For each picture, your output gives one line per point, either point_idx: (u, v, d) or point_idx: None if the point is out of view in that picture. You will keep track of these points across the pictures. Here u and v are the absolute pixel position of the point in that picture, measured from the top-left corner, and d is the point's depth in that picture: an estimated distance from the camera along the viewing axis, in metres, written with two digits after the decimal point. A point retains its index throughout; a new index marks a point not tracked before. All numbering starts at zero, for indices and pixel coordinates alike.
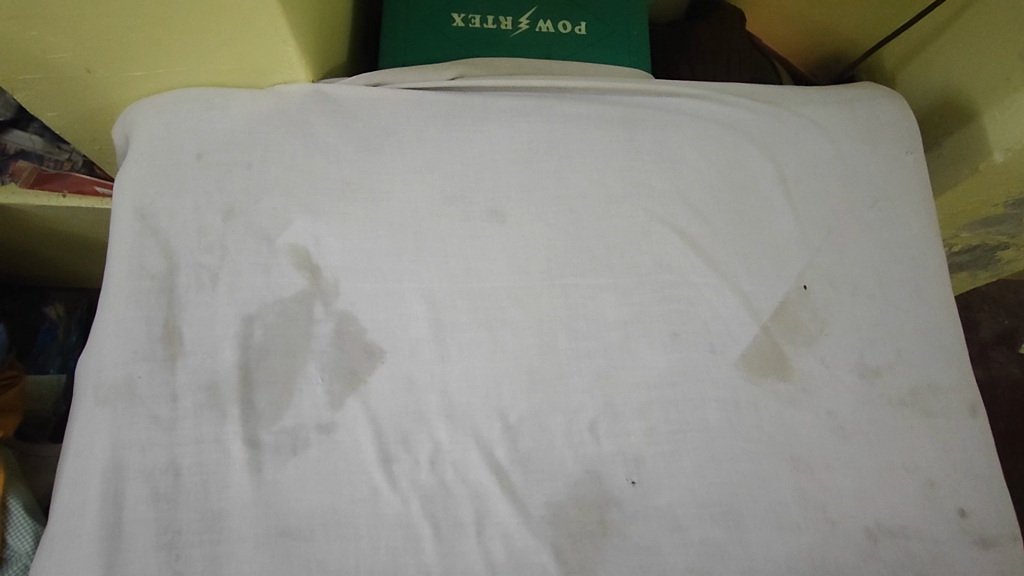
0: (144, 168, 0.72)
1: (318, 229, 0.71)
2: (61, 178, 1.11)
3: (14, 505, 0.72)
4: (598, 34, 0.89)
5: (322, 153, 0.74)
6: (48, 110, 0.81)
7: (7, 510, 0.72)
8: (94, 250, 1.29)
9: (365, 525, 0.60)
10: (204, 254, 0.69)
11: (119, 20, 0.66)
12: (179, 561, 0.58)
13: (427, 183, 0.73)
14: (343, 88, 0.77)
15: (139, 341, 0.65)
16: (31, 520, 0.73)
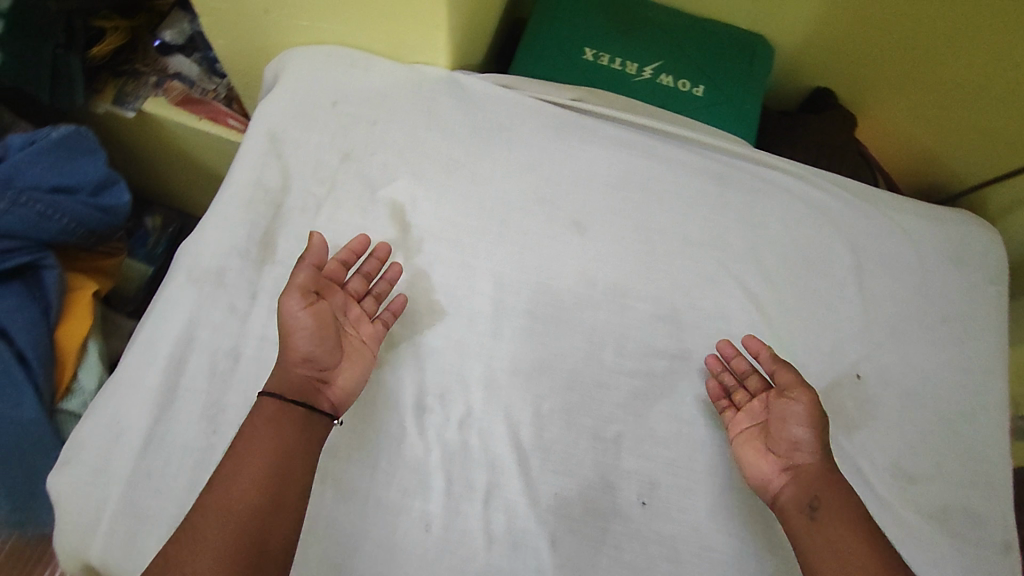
0: (286, 101, 0.81)
1: (418, 192, 0.77)
2: (204, 104, 1.26)
3: (92, 348, 0.79)
4: (714, 99, 0.93)
5: (440, 131, 0.80)
6: (220, 37, 0.93)
7: (85, 350, 0.78)
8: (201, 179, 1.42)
9: (384, 458, 0.63)
10: (316, 185, 0.77)
11: None
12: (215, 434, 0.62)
13: (525, 180, 0.78)
14: (474, 82, 0.82)
15: (239, 240, 0.72)
16: (100, 366, 0.79)
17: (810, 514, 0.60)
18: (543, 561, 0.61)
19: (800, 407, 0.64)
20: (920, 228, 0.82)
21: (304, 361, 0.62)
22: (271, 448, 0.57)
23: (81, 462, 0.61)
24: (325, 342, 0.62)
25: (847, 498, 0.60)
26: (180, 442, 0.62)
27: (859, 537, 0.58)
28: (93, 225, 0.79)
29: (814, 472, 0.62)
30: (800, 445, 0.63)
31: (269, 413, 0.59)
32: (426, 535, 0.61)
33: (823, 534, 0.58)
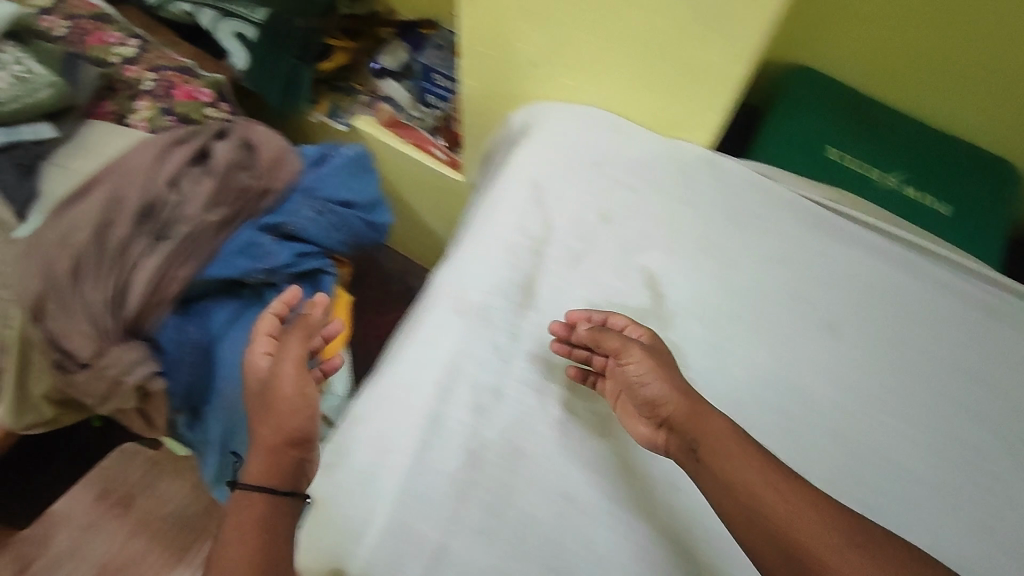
0: (548, 154, 0.85)
1: (673, 265, 0.78)
2: (409, 130, 1.32)
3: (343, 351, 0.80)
4: (960, 220, 0.90)
5: (699, 212, 0.80)
6: (474, 80, 0.98)
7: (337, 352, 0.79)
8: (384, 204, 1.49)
9: (631, 525, 0.64)
10: (576, 241, 0.78)
11: (596, 31, 0.79)
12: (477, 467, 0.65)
13: (780, 272, 0.78)
14: (735, 167, 0.83)
15: (502, 282, 0.74)
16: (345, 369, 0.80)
17: (697, 460, 0.59)
18: None
19: (634, 352, 0.65)
20: None
21: (296, 445, 0.65)
22: (257, 503, 0.61)
23: (354, 469, 0.64)
24: (291, 374, 0.68)
25: (746, 458, 0.57)
26: (444, 469, 0.65)
27: (782, 487, 0.55)
28: (360, 237, 0.93)
29: (679, 417, 0.61)
30: (660, 398, 0.62)
31: (241, 500, 0.61)
32: None
33: (732, 476, 0.56)
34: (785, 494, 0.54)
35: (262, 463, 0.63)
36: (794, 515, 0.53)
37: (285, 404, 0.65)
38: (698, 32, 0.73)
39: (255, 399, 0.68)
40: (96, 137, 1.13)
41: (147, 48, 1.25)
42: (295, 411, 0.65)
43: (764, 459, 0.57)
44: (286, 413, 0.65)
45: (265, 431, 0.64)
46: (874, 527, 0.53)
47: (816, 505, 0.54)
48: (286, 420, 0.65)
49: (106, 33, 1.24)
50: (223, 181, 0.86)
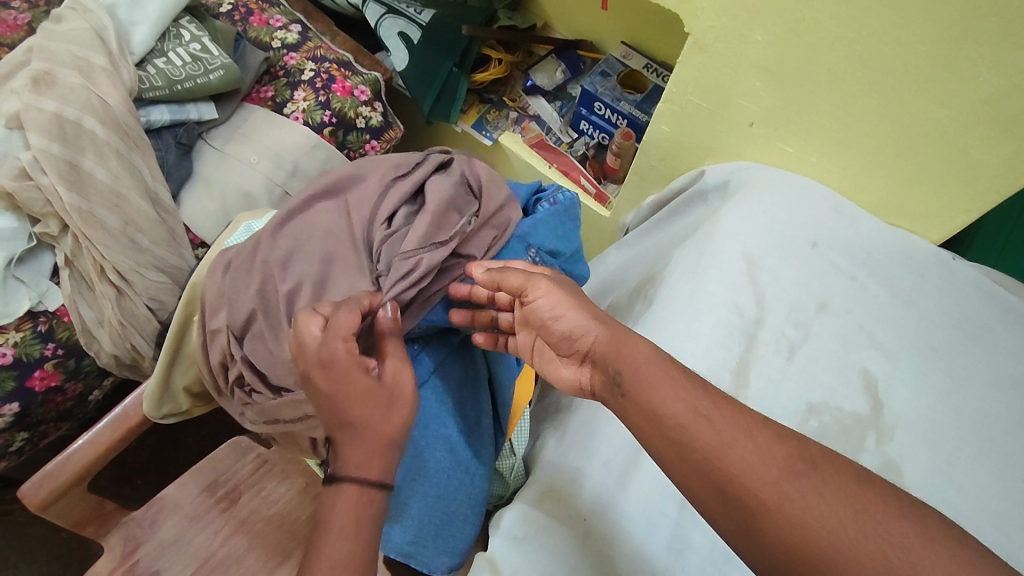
0: (763, 227, 0.80)
1: (893, 370, 0.72)
2: (556, 155, 1.27)
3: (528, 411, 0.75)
4: None
5: (923, 312, 0.75)
6: (671, 127, 0.95)
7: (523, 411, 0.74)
8: None
9: None
10: (791, 326, 0.73)
11: (850, 107, 0.76)
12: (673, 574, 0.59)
13: (1012, 397, 0.71)
14: (964, 267, 0.79)
15: (715, 362, 0.70)
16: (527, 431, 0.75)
17: (620, 396, 0.54)
18: None
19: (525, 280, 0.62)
20: None
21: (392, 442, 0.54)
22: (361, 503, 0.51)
23: (548, 545, 0.63)
24: (382, 392, 0.54)
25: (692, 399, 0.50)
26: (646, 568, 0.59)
27: (725, 420, 0.48)
28: None
29: (597, 348, 0.57)
30: (578, 330, 0.58)
31: (358, 491, 0.51)
32: None
33: (658, 408, 0.50)
34: (725, 424, 0.48)
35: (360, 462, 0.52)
36: (787, 476, 0.44)
37: (372, 399, 0.54)
38: (981, 135, 0.70)
39: (369, 398, 0.54)
40: (253, 122, 1.10)
41: (309, 35, 1.21)
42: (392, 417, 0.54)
43: (691, 390, 0.50)
44: (379, 416, 0.54)
45: (355, 435, 0.53)
46: (861, 471, 0.44)
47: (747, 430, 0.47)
48: (380, 425, 0.53)
49: (270, 16, 1.22)
50: (439, 222, 0.67)
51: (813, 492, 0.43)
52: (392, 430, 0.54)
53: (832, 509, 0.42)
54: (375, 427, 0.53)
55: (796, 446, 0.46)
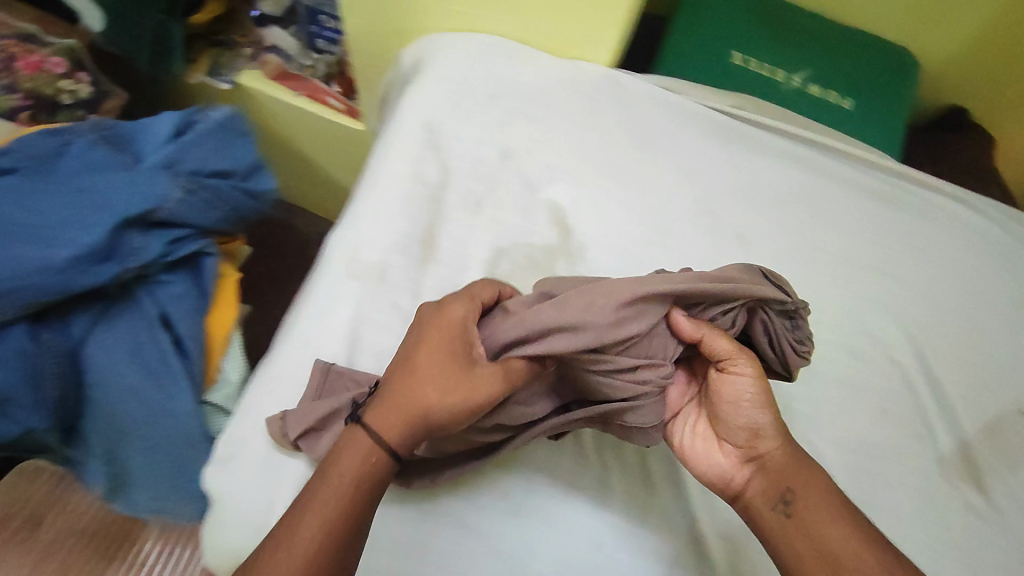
0: (442, 90, 0.78)
1: (577, 195, 0.74)
2: (300, 80, 1.21)
3: (236, 337, 0.73)
4: (862, 112, 0.90)
5: (600, 132, 0.77)
6: (358, 15, 0.90)
7: (231, 339, 0.72)
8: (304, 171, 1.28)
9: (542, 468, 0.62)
10: (475, 181, 0.74)
11: None
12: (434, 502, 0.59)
13: (688, 189, 0.76)
14: (636, 81, 0.80)
15: (402, 236, 0.70)
16: (242, 356, 0.74)
17: (784, 516, 0.56)
18: None
19: (772, 411, 0.58)
20: (952, 186, 0.81)
21: (440, 405, 0.51)
22: (369, 449, 0.51)
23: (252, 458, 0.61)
24: (451, 368, 0.51)
25: (801, 479, 0.56)
26: None
27: (851, 519, 0.54)
28: (244, 211, 0.73)
29: (776, 460, 0.57)
30: (756, 429, 0.58)
31: (367, 455, 0.51)
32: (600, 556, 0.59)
33: (823, 539, 0.53)
34: (828, 513, 0.55)
35: (404, 428, 0.51)
36: (861, 556, 0.52)
37: (439, 374, 0.51)
38: None
39: (447, 365, 0.52)
40: None
41: None
42: (444, 398, 0.51)
43: (801, 474, 0.57)
44: (427, 382, 0.51)
45: (400, 386, 0.52)
46: None
47: (807, 505, 0.55)
48: (418, 392, 0.51)
49: None
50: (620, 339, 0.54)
51: (830, 534, 0.53)
52: (430, 409, 0.51)
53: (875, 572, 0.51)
54: (424, 390, 0.51)
55: (834, 499, 0.55)
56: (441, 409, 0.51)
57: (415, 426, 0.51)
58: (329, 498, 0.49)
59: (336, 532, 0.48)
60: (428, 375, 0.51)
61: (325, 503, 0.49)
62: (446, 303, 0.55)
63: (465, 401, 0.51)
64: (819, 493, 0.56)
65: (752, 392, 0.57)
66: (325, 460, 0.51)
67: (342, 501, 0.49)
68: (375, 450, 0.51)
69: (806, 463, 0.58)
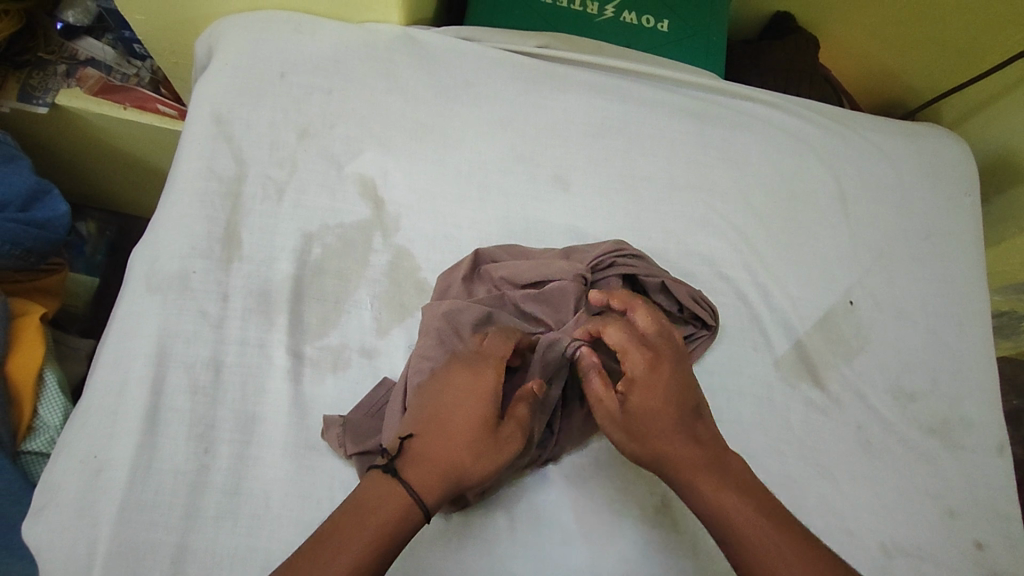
0: (227, 78, 0.73)
1: (386, 164, 0.72)
2: (126, 91, 1.02)
3: (49, 380, 0.72)
4: (678, 33, 0.90)
5: (402, 95, 0.75)
6: (140, 11, 0.79)
7: (43, 382, 0.72)
8: (153, 178, 1.15)
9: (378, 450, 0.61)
10: (275, 167, 0.70)
11: None
12: (270, 510, 0.58)
13: (499, 139, 0.75)
14: (433, 37, 0.78)
15: (199, 239, 0.66)
16: (64, 397, 0.73)
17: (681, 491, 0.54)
18: (570, 531, 0.61)
19: (644, 376, 0.56)
20: (763, 92, 0.83)
21: (472, 459, 0.52)
22: (404, 501, 0.50)
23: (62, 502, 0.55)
24: (487, 430, 0.53)
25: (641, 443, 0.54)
26: (169, 466, 0.58)
27: (721, 480, 0.53)
28: (29, 243, 0.76)
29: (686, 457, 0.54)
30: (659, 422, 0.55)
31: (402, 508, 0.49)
32: (448, 525, 0.59)
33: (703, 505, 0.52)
34: (731, 495, 0.52)
35: (429, 471, 0.51)
36: (732, 509, 0.51)
37: (470, 433, 0.52)
38: None
39: (484, 409, 0.53)
40: None
41: None
42: (479, 460, 0.52)
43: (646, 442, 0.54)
44: (462, 444, 0.52)
45: (436, 447, 0.52)
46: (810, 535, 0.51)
47: (684, 473, 0.53)
48: (451, 453, 0.52)
49: None
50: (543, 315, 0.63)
51: (723, 500, 0.52)
52: (465, 470, 0.51)
53: (781, 546, 0.50)
54: (461, 454, 0.51)
55: (699, 466, 0.53)
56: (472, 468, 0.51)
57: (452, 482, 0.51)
58: (356, 549, 0.47)
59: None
60: (464, 413, 0.53)
61: (350, 552, 0.47)
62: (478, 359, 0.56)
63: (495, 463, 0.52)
64: (675, 456, 0.53)
65: (635, 366, 0.56)
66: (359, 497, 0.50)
67: (371, 553, 0.47)
68: (408, 505, 0.50)
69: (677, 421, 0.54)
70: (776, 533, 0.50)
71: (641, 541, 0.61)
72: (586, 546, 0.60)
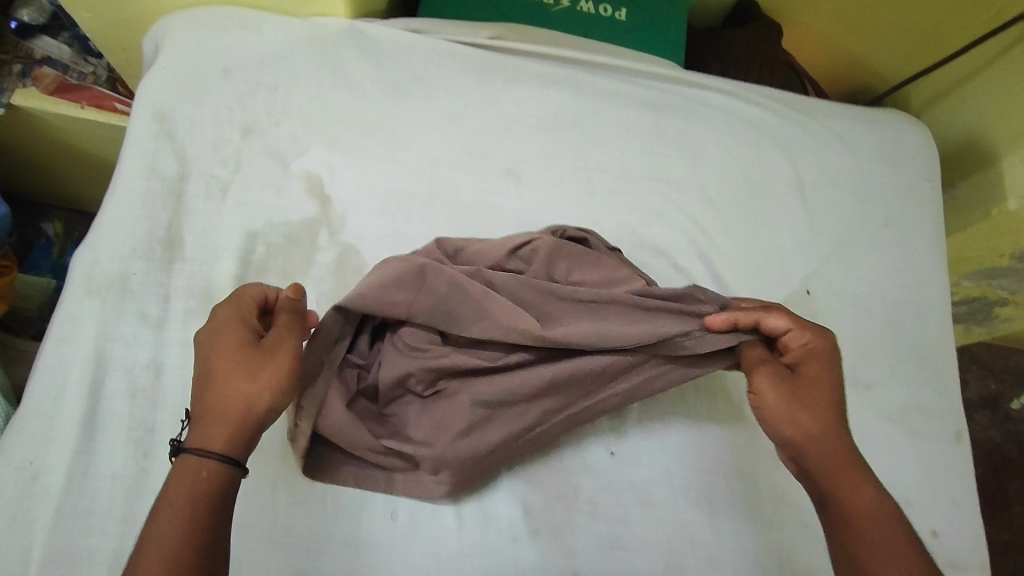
0: (170, 74, 0.71)
1: (334, 160, 0.71)
2: (82, 90, 1.00)
3: None
4: (636, 22, 0.89)
5: (350, 89, 0.73)
6: (84, 8, 0.77)
7: None
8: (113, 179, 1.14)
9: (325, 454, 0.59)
10: (219, 166, 0.69)
11: None
12: None
13: (450, 133, 0.73)
14: (382, 30, 0.76)
15: (139, 239, 0.64)
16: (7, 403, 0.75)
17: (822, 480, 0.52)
18: (519, 529, 0.60)
19: (819, 356, 0.56)
20: (720, 80, 0.82)
21: (244, 383, 0.49)
22: (198, 464, 0.46)
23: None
24: (245, 359, 0.50)
25: (801, 416, 0.53)
26: (107, 472, 0.57)
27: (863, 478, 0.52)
28: None
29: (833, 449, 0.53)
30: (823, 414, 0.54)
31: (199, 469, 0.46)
32: (394, 525, 0.58)
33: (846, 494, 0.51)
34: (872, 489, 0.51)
35: (210, 423, 0.47)
36: (871, 504, 0.50)
37: (232, 366, 0.49)
38: None
39: (247, 343, 0.51)
40: None
41: None
42: (256, 379, 0.49)
43: (806, 417, 0.53)
44: (232, 377, 0.49)
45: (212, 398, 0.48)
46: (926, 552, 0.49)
47: (832, 457, 0.53)
48: (225, 395, 0.48)
49: None
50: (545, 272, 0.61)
51: (861, 493, 0.51)
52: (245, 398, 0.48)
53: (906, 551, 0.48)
54: (226, 388, 0.48)
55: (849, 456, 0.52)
56: (249, 391, 0.48)
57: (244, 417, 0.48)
58: (170, 526, 0.43)
59: (181, 547, 0.43)
60: (221, 357, 0.50)
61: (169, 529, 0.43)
62: (229, 299, 0.54)
63: (275, 378, 0.49)
64: (827, 438, 0.53)
65: (815, 345, 0.56)
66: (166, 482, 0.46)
67: (181, 519, 0.44)
68: (209, 461, 0.46)
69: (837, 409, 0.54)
70: (903, 526, 0.49)
71: (591, 538, 0.60)
72: (535, 543, 0.59)
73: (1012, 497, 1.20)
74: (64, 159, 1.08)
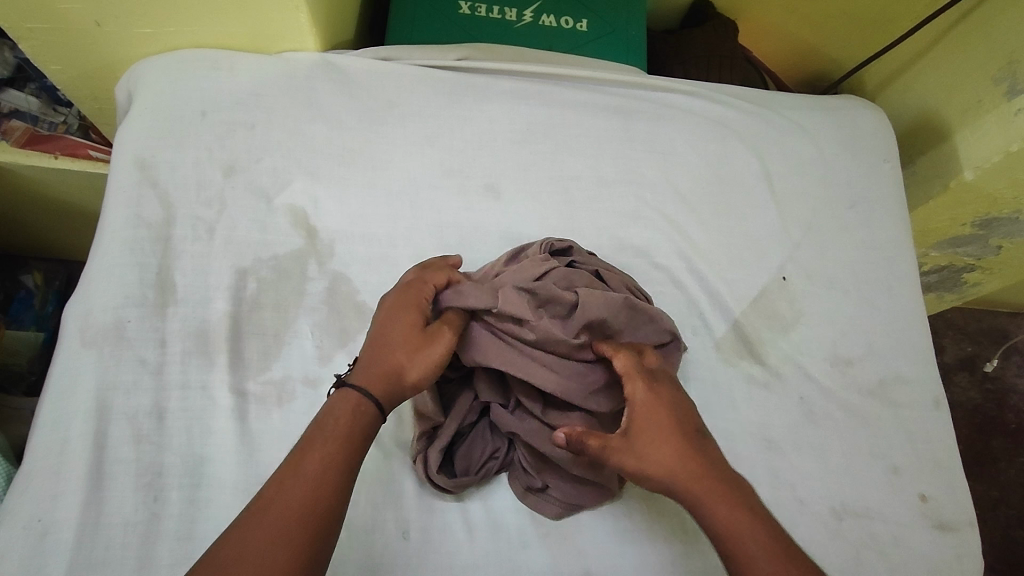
0: (146, 121, 0.72)
1: (316, 191, 0.72)
2: (55, 139, 0.98)
3: None
4: (598, 32, 0.92)
5: (326, 120, 0.75)
6: (53, 62, 0.78)
7: None
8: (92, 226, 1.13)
9: None
10: (203, 207, 0.70)
11: None
12: None
13: (426, 155, 0.75)
14: (351, 60, 0.78)
15: (130, 286, 0.65)
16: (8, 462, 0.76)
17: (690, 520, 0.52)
18: (528, 534, 0.62)
19: (647, 406, 0.55)
20: (683, 81, 0.85)
21: (408, 349, 0.55)
22: (357, 402, 0.53)
23: (9, 569, 0.54)
24: (418, 335, 0.56)
25: (657, 458, 0.53)
26: (119, 519, 0.57)
27: (732, 499, 0.52)
28: None
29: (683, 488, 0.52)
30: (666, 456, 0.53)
31: (360, 404, 0.53)
32: (407, 542, 0.60)
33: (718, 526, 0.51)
34: (733, 509, 0.51)
35: (380, 375, 0.54)
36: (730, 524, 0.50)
37: (408, 335, 0.56)
38: None
39: (415, 313, 0.57)
40: None
41: None
42: (414, 355, 0.55)
43: (654, 463, 0.53)
44: (397, 350, 0.55)
45: (380, 355, 0.55)
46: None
47: (688, 487, 0.52)
48: (392, 359, 0.55)
49: None
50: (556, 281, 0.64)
51: (721, 514, 0.51)
52: (404, 369, 0.55)
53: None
54: (395, 355, 0.55)
55: (699, 479, 0.52)
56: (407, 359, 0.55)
57: (398, 380, 0.54)
58: (324, 452, 0.50)
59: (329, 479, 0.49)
60: (395, 314, 0.57)
61: (308, 469, 0.49)
62: (400, 285, 0.60)
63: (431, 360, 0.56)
64: (671, 472, 0.52)
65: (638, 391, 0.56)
66: (316, 419, 0.52)
67: (337, 449, 0.50)
68: (364, 403, 0.53)
69: (687, 441, 0.54)
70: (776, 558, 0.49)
71: (598, 536, 0.62)
72: (545, 545, 0.61)
73: (996, 453, 1.25)
74: (40, 211, 1.08)
